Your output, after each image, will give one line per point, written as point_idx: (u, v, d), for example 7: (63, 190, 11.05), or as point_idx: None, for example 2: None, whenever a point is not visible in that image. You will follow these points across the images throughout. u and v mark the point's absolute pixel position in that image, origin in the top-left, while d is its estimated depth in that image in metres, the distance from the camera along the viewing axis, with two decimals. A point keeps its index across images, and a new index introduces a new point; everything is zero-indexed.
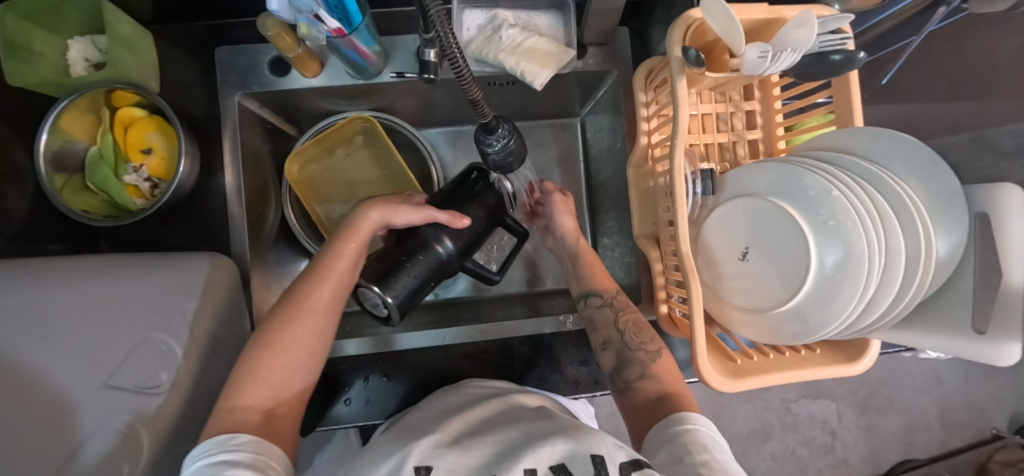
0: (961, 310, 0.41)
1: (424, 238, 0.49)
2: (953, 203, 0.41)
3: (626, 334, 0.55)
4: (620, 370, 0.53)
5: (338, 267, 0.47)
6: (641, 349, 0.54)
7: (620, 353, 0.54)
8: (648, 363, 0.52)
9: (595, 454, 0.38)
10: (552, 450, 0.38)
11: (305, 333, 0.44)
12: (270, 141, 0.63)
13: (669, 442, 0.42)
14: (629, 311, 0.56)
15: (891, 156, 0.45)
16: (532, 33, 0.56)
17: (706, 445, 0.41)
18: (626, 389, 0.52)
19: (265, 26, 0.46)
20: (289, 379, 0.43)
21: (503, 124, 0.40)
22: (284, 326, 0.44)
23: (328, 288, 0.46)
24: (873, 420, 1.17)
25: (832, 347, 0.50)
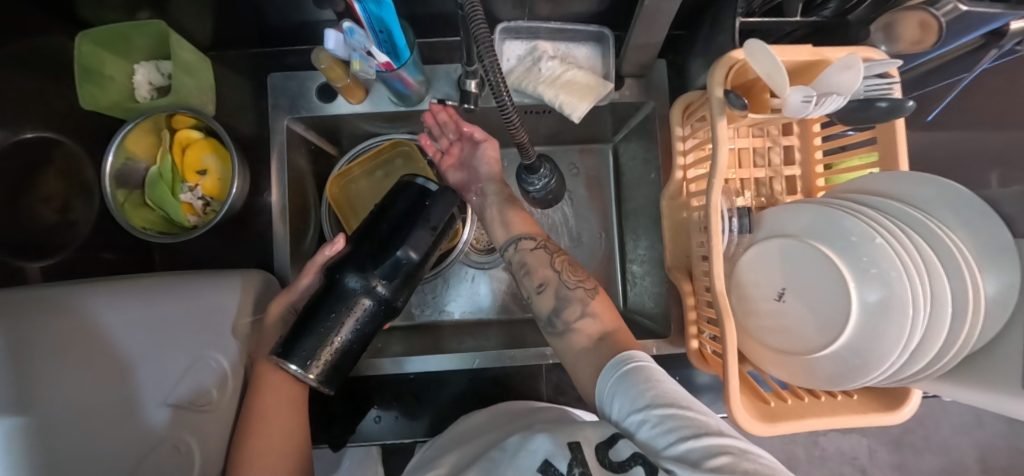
0: (1015, 366, 0.39)
1: (333, 292, 0.42)
2: (1004, 257, 0.41)
3: (562, 273, 0.51)
4: (557, 312, 0.49)
5: (266, 371, 0.44)
6: (579, 288, 0.50)
7: (558, 292, 0.50)
8: (588, 301, 0.48)
9: (572, 441, 0.39)
10: (535, 449, 0.39)
11: (275, 410, 0.43)
12: (314, 161, 0.66)
13: (620, 383, 0.40)
14: (562, 252, 0.53)
15: (937, 203, 0.44)
16: (571, 65, 0.57)
17: (655, 381, 0.39)
18: (565, 331, 0.48)
19: (318, 59, 0.49)
20: (281, 455, 0.43)
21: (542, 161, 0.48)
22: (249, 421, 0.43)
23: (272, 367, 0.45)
24: (908, 460, 1.12)
25: (872, 393, 0.49)
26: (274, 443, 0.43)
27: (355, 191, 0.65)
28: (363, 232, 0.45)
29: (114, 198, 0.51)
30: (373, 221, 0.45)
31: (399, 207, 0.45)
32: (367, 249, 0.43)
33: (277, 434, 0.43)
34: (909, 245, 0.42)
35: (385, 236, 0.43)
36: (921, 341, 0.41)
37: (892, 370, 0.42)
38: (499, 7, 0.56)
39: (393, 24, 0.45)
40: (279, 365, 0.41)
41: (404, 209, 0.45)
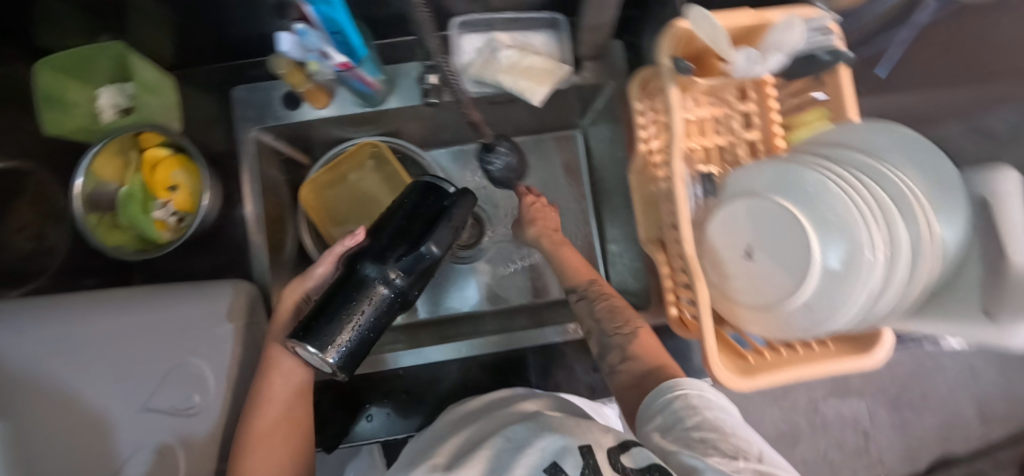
0: (974, 295, 0.40)
1: (363, 278, 0.41)
2: (951, 192, 0.41)
3: (602, 322, 0.53)
4: (603, 356, 0.52)
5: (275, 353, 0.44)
6: (620, 334, 0.52)
7: (601, 341, 0.52)
8: (627, 345, 0.50)
9: (582, 446, 0.41)
10: (541, 452, 0.41)
11: (274, 412, 0.42)
12: (286, 171, 0.67)
13: (664, 409, 0.43)
14: (605, 297, 0.55)
15: (886, 147, 0.45)
16: (528, 53, 0.58)
17: (698, 407, 0.41)
18: (610, 374, 0.51)
19: (277, 65, 0.50)
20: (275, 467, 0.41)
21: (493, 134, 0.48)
22: (246, 419, 0.42)
23: (276, 371, 0.43)
24: (906, 418, 1.32)
25: (845, 340, 0.50)
26: (280, 428, 0.43)
27: (330, 197, 0.66)
28: (373, 227, 0.45)
29: (86, 221, 0.51)
30: (393, 215, 0.46)
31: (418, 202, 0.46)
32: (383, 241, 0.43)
33: (286, 419, 0.43)
34: (861, 189, 0.44)
35: (405, 228, 0.43)
36: (886, 280, 0.42)
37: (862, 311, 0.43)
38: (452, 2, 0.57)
39: (347, 26, 0.46)
40: (295, 348, 0.40)
41: (429, 205, 0.46)
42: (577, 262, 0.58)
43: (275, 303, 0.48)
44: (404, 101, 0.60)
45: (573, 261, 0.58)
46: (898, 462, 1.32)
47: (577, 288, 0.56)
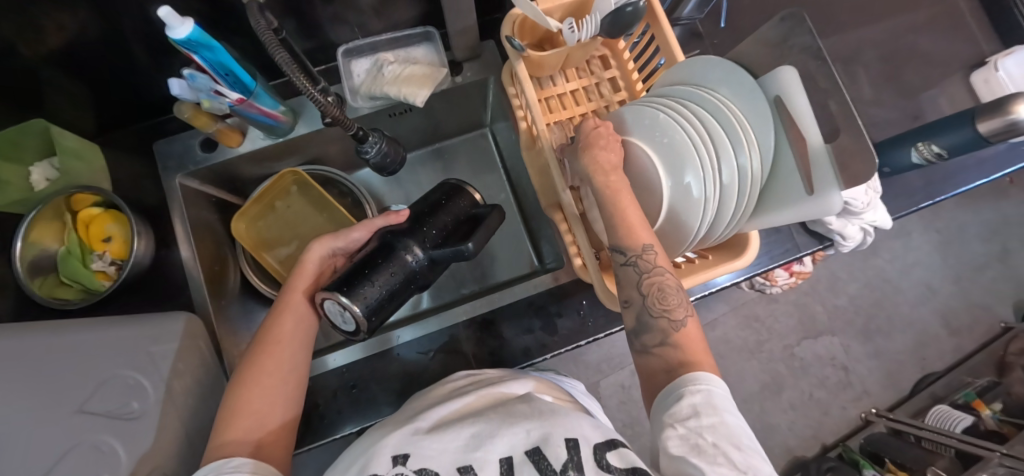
0: (792, 183, 0.46)
1: (393, 248, 0.50)
2: (754, 97, 0.48)
3: (649, 298, 0.49)
4: (638, 334, 0.50)
5: (295, 300, 0.53)
6: (664, 318, 0.49)
7: (640, 317, 0.49)
8: (671, 333, 0.48)
9: (570, 438, 0.40)
10: (527, 434, 0.40)
11: (276, 364, 0.48)
12: (219, 211, 0.73)
13: (682, 399, 0.43)
14: (658, 273, 0.48)
15: (716, 80, 0.52)
16: (409, 64, 0.66)
17: (716, 408, 0.42)
18: (643, 352, 0.50)
19: (179, 111, 0.57)
20: (270, 408, 0.46)
21: (373, 135, 0.59)
22: (255, 363, 0.48)
23: (289, 321, 0.51)
24: (879, 344, 1.38)
25: (721, 250, 0.57)
26: (278, 366, 0.48)
27: (263, 228, 0.72)
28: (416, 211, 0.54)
29: (29, 281, 0.56)
30: (427, 206, 0.54)
31: (453, 201, 0.55)
32: (419, 223, 0.52)
33: (287, 359, 0.49)
34: (688, 114, 0.51)
35: (434, 216, 0.53)
36: (723, 183, 0.49)
37: (717, 215, 0.50)
38: (334, 34, 0.65)
39: (235, 66, 0.53)
40: (329, 297, 0.47)
41: (457, 205, 0.55)
42: (636, 220, 0.48)
43: (301, 257, 0.55)
44: (310, 126, 0.67)
45: (634, 220, 0.48)
46: (883, 388, 1.37)
47: (623, 254, 0.48)
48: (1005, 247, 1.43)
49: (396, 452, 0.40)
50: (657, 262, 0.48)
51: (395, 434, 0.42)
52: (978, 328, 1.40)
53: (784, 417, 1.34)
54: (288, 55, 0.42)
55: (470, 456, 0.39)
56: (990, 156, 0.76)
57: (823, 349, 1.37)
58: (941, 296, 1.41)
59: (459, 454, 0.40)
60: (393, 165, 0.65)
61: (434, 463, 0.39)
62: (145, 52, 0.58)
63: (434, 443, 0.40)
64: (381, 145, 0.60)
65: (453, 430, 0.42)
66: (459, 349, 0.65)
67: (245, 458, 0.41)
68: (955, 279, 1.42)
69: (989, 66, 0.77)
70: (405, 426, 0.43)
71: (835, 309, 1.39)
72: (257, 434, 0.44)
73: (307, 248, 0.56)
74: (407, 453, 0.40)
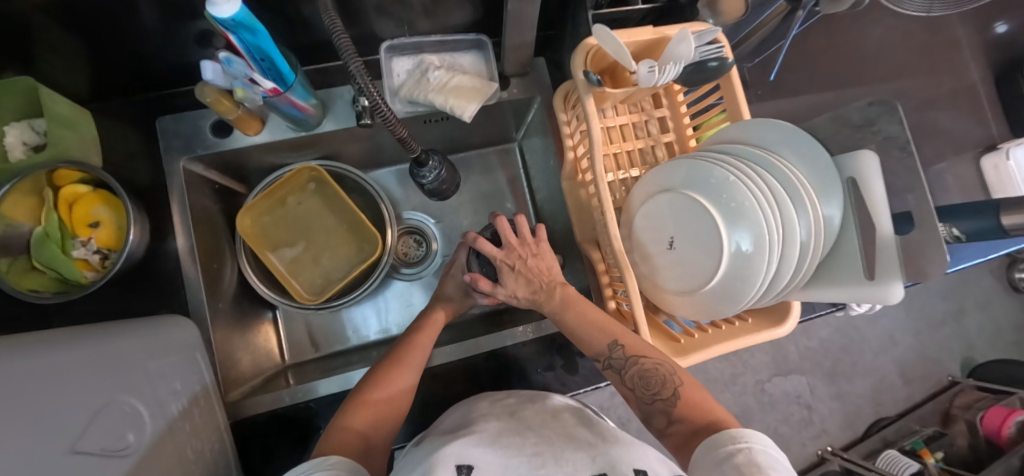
0: (852, 263, 0.47)
1: None
2: (828, 176, 0.48)
3: (636, 388, 0.53)
4: (648, 418, 0.54)
5: (425, 340, 0.57)
6: (659, 400, 0.52)
7: (641, 407, 0.53)
8: (671, 410, 0.51)
9: (638, 469, 0.41)
10: (592, 460, 0.42)
11: (402, 380, 0.52)
12: (220, 200, 0.66)
13: (725, 460, 0.42)
14: (633, 362, 0.52)
15: (782, 143, 0.51)
16: (456, 72, 0.61)
17: (762, 466, 0.41)
18: (660, 434, 0.53)
19: (203, 93, 0.50)
20: (384, 415, 0.49)
21: (431, 158, 0.57)
22: (386, 373, 0.52)
23: (420, 353, 0.55)
24: (842, 387, 1.46)
25: (760, 313, 0.56)
26: (399, 388, 0.51)
27: (267, 224, 0.65)
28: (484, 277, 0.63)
29: None
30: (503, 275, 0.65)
31: None
32: None
33: (405, 382, 0.52)
34: (757, 177, 0.50)
35: None
36: (784, 254, 0.48)
37: (770, 281, 0.49)
38: (377, 28, 0.60)
39: (273, 52, 0.47)
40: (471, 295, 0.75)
41: None
42: (601, 318, 0.55)
43: (428, 310, 0.62)
44: (339, 124, 0.61)
45: (602, 321, 0.55)
46: (841, 429, 1.44)
47: (600, 358, 0.54)
48: (961, 308, 1.54)
49: (460, 462, 0.41)
50: (626, 354, 0.52)
51: (455, 443, 0.44)
52: (930, 380, 1.50)
53: None
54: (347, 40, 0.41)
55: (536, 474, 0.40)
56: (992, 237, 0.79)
57: (791, 387, 1.44)
58: (900, 346, 1.50)
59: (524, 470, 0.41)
60: (446, 187, 0.64)
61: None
62: (161, 17, 0.51)
63: (497, 458, 0.42)
64: (436, 168, 0.58)
65: (517, 448, 0.44)
66: (474, 382, 0.61)
67: (342, 455, 0.42)
68: (915, 333, 1.51)
69: (1001, 152, 0.81)
70: (465, 437, 0.45)
71: (806, 350, 1.46)
72: (373, 430, 0.48)
73: (432, 307, 0.63)
74: (471, 465, 0.41)
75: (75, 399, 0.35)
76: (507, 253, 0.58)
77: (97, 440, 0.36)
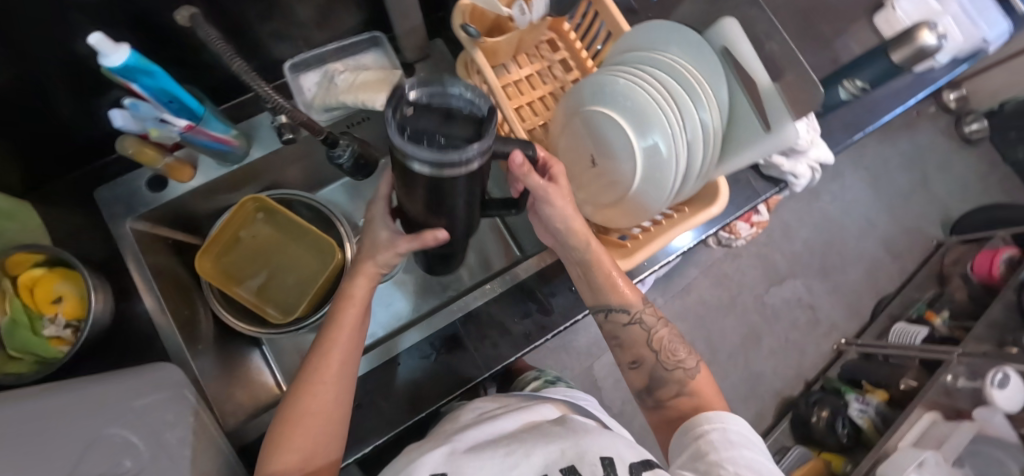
0: (751, 123, 0.49)
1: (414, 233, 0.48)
2: (707, 51, 0.50)
3: (658, 354, 0.61)
4: (651, 388, 0.61)
5: (341, 338, 0.50)
6: (676, 367, 0.60)
7: (655, 372, 0.61)
8: (685, 381, 0.59)
9: (603, 457, 0.48)
10: (562, 453, 0.48)
11: (318, 401, 0.48)
12: (178, 253, 0.68)
13: (701, 438, 0.52)
14: (656, 328, 0.61)
15: (664, 40, 0.55)
16: (361, 71, 0.64)
17: (734, 443, 0.51)
18: (659, 405, 0.60)
19: (124, 146, 0.53)
20: (314, 441, 0.48)
21: (343, 139, 0.59)
22: (301, 396, 0.48)
23: (334, 359, 0.50)
24: (836, 279, 1.50)
25: (695, 201, 0.59)
26: (317, 409, 0.48)
27: (230, 264, 0.68)
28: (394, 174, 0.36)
29: None
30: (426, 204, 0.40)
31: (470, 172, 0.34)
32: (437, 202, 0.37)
33: (320, 403, 0.48)
34: (645, 75, 0.53)
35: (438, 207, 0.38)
36: (690, 139, 0.52)
37: (687, 167, 0.53)
38: (277, 51, 0.64)
39: (179, 92, 0.51)
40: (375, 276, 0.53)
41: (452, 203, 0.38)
42: (618, 281, 0.58)
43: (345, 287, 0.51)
44: (266, 149, 0.64)
45: (623, 287, 0.58)
46: (848, 319, 1.47)
47: (629, 313, 0.60)
48: (922, 174, 1.62)
49: (434, 472, 0.48)
50: (655, 315, 0.61)
51: (431, 457, 0.50)
52: (915, 248, 1.55)
53: (767, 363, 1.41)
54: (243, 64, 0.46)
55: (508, 474, 0.47)
56: (903, 86, 0.84)
57: (790, 293, 1.47)
58: (877, 226, 1.56)
59: (500, 471, 0.47)
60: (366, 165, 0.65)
61: None
62: (68, 93, 0.53)
63: (473, 465, 0.48)
64: (352, 147, 0.60)
65: (491, 450, 0.50)
66: (459, 349, 0.63)
67: None
68: (887, 209, 1.58)
69: (888, 8, 0.87)
70: (442, 449, 0.52)
71: (792, 254, 1.50)
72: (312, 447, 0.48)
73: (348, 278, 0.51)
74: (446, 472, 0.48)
75: (63, 438, 0.37)
76: (529, 169, 0.45)
77: (92, 469, 0.37)
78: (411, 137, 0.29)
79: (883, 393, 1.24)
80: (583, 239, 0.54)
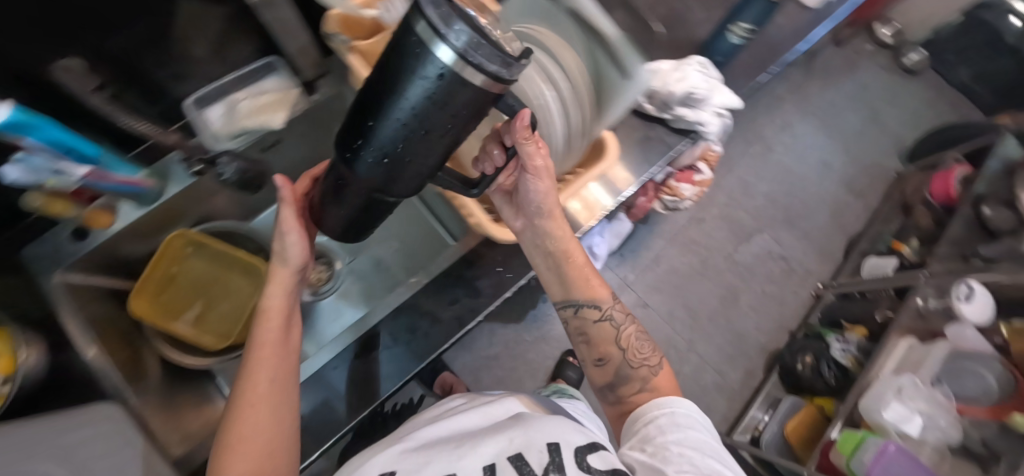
0: (610, 76, 0.51)
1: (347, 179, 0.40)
2: (559, 16, 0.52)
3: (626, 350, 0.58)
4: (614, 385, 0.57)
5: (269, 349, 0.46)
6: (642, 365, 0.57)
7: (621, 370, 0.57)
8: (649, 377, 0.55)
9: (550, 442, 0.44)
10: (511, 443, 0.45)
11: (260, 416, 0.43)
12: (115, 300, 0.69)
13: (648, 423, 0.49)
14: (626, 325, 0.59)
15: (524, 13, 0.57)
16: (260, 94, 0.67)
17: (681, 424, 0.48)
18: (618, 401, 0.56)
19: (30, 201, 0.55)
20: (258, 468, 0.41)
21: (226, 158, 0.63)
22: (237, 418, 0.42)
23: (264, 374, 0.44)
24: (803, 226, 1.50)
25: (590, 159, 0.62)
26: (259, 426, 0.42)
27: (169, 299, 0.69)
28: (383, 79, 0.30)
29: None
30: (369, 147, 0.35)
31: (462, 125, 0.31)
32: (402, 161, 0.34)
33: (261, 419, 0.42)
34: None
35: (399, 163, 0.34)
36: (562, 102, 0.54)
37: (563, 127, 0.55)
38: (176, 89, 0.66)
39: (74, 141, 0.52)
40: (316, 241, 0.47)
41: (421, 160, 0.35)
42: (584, 273, 0.59)
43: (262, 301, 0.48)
44: (180, 184, 0.66)
45: (589, 279, 0.59)
46: (822, 263, 1.48)
47: (600, 307, 0.59)
48: (871, 110, 1.65)
49: (384, 471, 0.46)
50: (624, 313, 0.60)
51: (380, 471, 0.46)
52: (875, 183, 1.57)
53: (749, 320, 1.41)
54: (138, 124, 0.55)
55: (456, 465, 0.44)
56: (801, 23, 0.87)
57: (759, 248, 1.47)
58: (835, 168, 1.57)
59: (449, 462, 0.44)
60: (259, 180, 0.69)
61: None
62: None
63: (420, 466, 0.44)
64: (236, 165, 0.64)
65: (439, 446, 0.47)
66: (391, 344, 0.63)
67: None
68: (842, 149, 1.60)
69: None
70: (396, 446, 0.49)
71: (756, 209, 1.51)
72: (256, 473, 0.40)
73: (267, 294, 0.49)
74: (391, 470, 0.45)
75: None
76: (533, 134, 0.43)
77: None
78: (473, 44, 0.26)
79: (861, 330, 1.22)
80: (554, 223, 0.56)
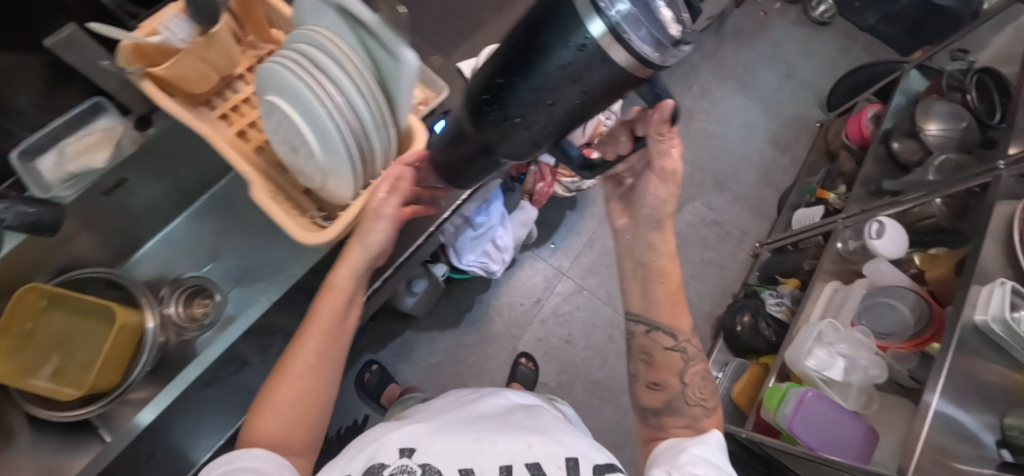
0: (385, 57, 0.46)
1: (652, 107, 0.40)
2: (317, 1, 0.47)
3: (686, 387, 0.62)
4: (665, 406, 0.62)
5: (314, 329, 0.55)
6: (698, 406, 0.62)
7: (671, 402, 0.62)
8: (699, 418, 0.60)
9: (569, 459, 0.50)
10: (529, 448, 0.49)
11: (292, 391, 0.53)
12: None
13: (674, 455, 0.55)
14: (695, 363, 0.64)
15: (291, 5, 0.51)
16: (85, 135, 0.65)
17: (704, 458, 0.54)
18: (657, 424, 0.62)
19: None
20: (289, 430, 0.52)
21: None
22: (280, 381, 0.53)
23: (310, 349, 0.54)
24: (734, 188, 1.50)
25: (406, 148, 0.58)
26: (290, 398, 0.53)
27: (27, 357, 0.66)
28: (537, 26, 0.23)
29: None
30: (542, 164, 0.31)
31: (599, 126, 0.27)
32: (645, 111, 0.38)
33: (290, 392, 0.53)
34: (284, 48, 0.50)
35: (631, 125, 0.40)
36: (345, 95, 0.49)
37: (357, 122, 0.50)
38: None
39: None
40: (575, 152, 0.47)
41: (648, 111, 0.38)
42: (673, 300, 0.63)
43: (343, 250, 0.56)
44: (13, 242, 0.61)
45: (678, 315, 0.63)
46: (756, 222, 1.48)
47: (675, 339, 0.64)
48: (787, 65, 1.66)
49: (402, 446, 0.49)
50: (696, 357, 0.65)
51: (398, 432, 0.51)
52: (800, 136, 1.58)
53: (691, 289, 1.40)
54: None
55: (471, 461, 0.47)
56: None
57: (692, 216, 1.46)
58: (757, 126, 1.58)
59: (464, 456, 0.47)
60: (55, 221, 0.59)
61: (435, 461, 0.47)
62: None
63: (441, 448, 0.48)
64: (18, 209, 0.55)
65: (458, 435, 0.50)
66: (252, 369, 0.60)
67: (255, 451, 0.49)
68: (763, 107, 1.60)
69: None
70: (413, 427, 0.52)
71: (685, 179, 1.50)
72: (292, 428, 0.53)
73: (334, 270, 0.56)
74: (414, 447, 0.48)
75: None
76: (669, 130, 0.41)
77: None
78: (630, 16, 0.21)
79: (793, 281, 1.24)
80: (660, 236, 0.57)
